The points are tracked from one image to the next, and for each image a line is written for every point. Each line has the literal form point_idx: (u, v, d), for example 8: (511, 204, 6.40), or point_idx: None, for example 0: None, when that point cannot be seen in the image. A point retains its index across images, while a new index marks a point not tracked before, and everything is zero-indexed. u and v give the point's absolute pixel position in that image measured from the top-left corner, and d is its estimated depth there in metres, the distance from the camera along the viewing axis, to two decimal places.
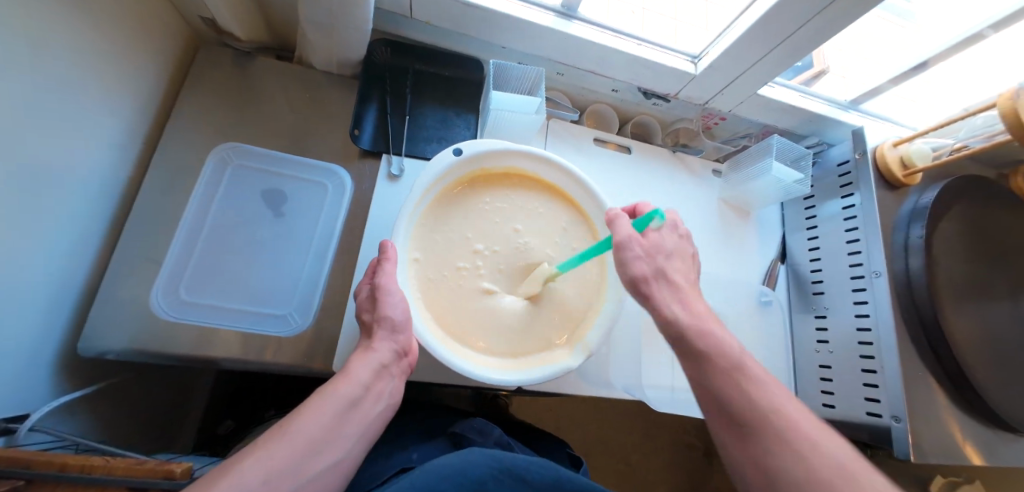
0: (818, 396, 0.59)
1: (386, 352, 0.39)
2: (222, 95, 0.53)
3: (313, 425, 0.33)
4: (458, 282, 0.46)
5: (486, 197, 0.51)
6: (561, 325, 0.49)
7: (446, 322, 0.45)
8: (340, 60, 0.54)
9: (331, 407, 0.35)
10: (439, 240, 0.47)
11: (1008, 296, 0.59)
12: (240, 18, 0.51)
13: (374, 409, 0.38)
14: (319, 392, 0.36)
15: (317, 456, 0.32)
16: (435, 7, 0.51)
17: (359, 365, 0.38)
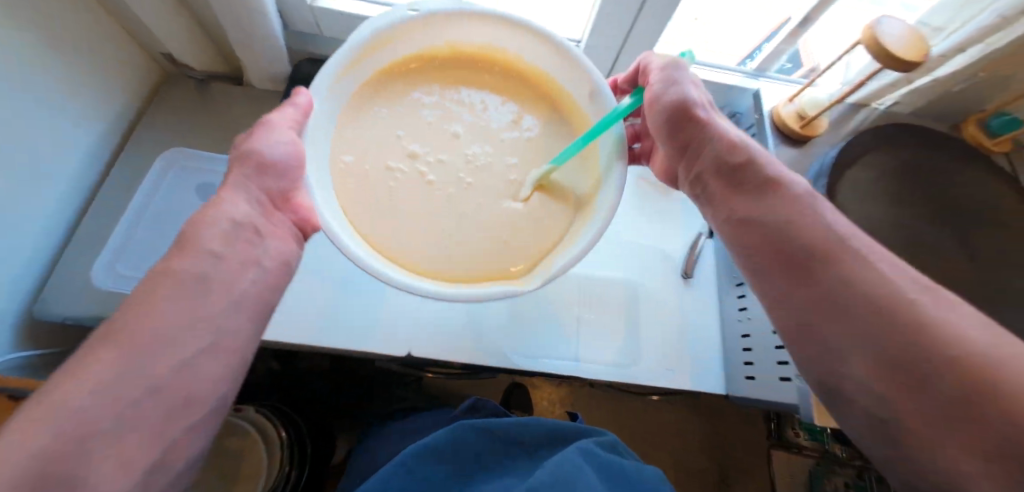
0: (743, 369, 0.55)
1: (242, 200, 0.35)
2: (182, 114, 0.66)
3: (168, 309, 0.27)
4: (380, 176, 0.46)
5: (420, 74, 0.51)
6: (512, 221, 0.48)
7: (360, 222, 0.45)
8: (272, 76, 0.66)
9: (184, 279, 0.29)
10: (362, 136, 0.47)
11: (955, 250, 0.54)
12: (196, 53, 0.64)
13: (250, 272, 0.33)
14: (178, 257, 0.30)
15: (184, 339, 0.27)
16: (337, 22, 0.61)
17: (208, 214, 0.33)
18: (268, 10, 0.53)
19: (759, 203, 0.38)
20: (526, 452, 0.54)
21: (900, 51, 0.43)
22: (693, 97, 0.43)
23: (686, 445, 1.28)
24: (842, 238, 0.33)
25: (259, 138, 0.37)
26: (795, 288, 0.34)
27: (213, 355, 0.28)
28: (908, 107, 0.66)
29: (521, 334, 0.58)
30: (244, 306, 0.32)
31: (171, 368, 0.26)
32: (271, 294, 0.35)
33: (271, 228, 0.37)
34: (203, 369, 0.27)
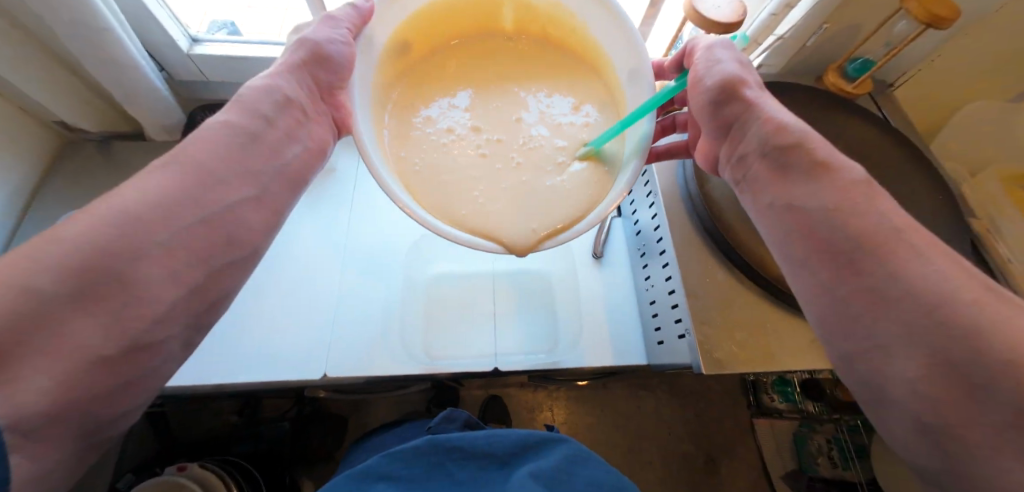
0: (655, 335, 0.57)
1: (296, 89, 0.42)
2: (91, 182, 0.68)
3: (222, 143, 0.36)
4: (426, 142, 0.46)
5: (437, 50, 0.53)
6: (523, 175, 0.44)
7: (414, 184, 0.43)
8: (167, 126, 0.67)
9: (237, 130, 0.37)
10: (404, 111, 0.48)
11: None
12: (94, 119, 0.66)
13: (295, 147, 0.41)
14: (238, 113, 0.38)
15: (230, 186, 0.35)
16: (220, 69, 0.64)
17: (256, 96, 0.40)
18: (141, 66, 0.55)
19: (778, 182, 0.37)
20: (487, 465, 0.51)
21: (718, 17, 0.48)
22: (731, 74, 0.41)
23: (674, 435, 1.15)
24: (894, 228, 0.30)
25: (321, 37, 0.42)
26: (845, 280, 0.31)
27: (251, 201, 0.36)
28: (773, 70, 0.68)
29: (433, 339, 0.60)
30: (281, 174, 0.40)
31: (211, 209, 0.33)
32: (304, 169, 0.42)
33: (308, 120, 0.43)
34: (240, 215, 0.35)
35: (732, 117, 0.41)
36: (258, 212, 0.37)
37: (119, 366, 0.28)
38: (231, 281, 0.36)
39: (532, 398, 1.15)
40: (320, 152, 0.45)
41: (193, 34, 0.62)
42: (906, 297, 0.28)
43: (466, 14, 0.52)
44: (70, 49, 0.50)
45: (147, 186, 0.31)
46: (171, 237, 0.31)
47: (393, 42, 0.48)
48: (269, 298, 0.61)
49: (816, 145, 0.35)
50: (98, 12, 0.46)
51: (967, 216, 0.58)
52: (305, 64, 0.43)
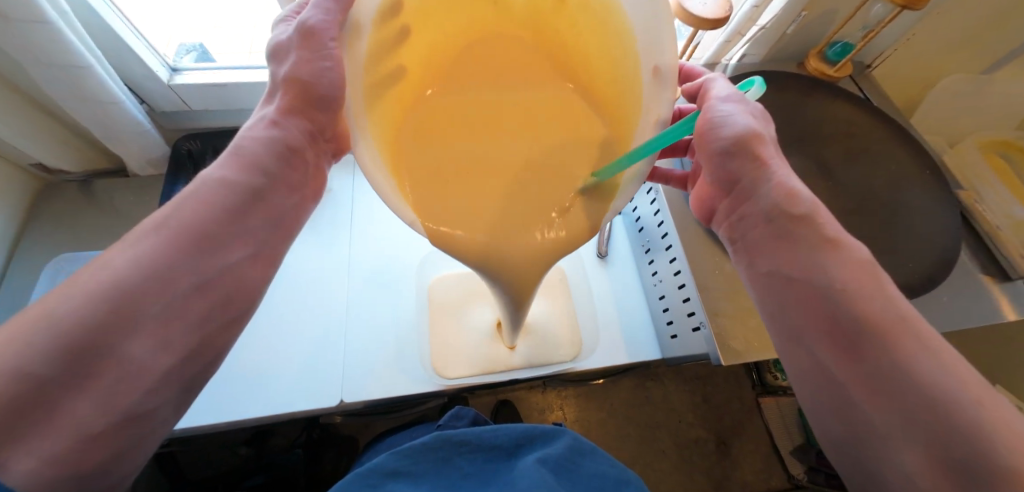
0: (667, 329, 0.58)
1: (295, 130, 0.41)
2: (77, 224, 0.65)
3: (217, 205, 0.35)
4: (428, 153, 0.44)
5: (441, 50, 0.51)
6: (526, 196, 0.42)
7: (416, 199, 0.40)
8: (150, 159, 0.65)
9: (237, 191, 0.37)
10: (404, 124, 0.46)
11: (823, 170, 0.58)
12: (74, 159, 0.64)
13: (289, 196, 0.42)
14: (234, 171, 0.37)
15: (229, 244, 0.35)
16: (205, 97, 0.62)
17: (257, 144, 0.39)
18: (121, 100, 0.53)
19: (782, 256, 0.38)
20: (496, 456, 0.51)
21: (707, 15, 0.49)
22: (745, 129, 0.40)
23: (684, 420, 1.17)
24: (899, 317, 0.30)
25: (309, 69, 0.38)
26: (844, 364, 0.31)
27: (247, 259, 0.37)
28: (757, 59, 0.69)
29: (442, 352, 0.58)
30: (278, 220, 0.40)
31: (209, 271, 0.33)
32: (300, 215, 0.43)
33: (303, 164, 0.43)
34: (239, 275, 0.36)
35: (744, 174, 0.41)
36: (258, 270, 0.38)
37: (122, 433, 0.27)
38: (225, 337, 0.35)
39: (542, 399, 1.16)
40: (315, 193, 0.46)
41: (172, 63, 0.60)
42: (908, 379, 0.28)
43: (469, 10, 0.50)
44: (48, 89, 0.48)
45: (141, 247, 0.30)
46: (165, 307, 0.30)
47: (402, 17, 0.44)
48: (274, 328, 0.60)
49: (825, 220, 0.36)
50: (75, 48, 0.44)
51: (954, 188, 0.60)
52: (291, 101, 0.40)
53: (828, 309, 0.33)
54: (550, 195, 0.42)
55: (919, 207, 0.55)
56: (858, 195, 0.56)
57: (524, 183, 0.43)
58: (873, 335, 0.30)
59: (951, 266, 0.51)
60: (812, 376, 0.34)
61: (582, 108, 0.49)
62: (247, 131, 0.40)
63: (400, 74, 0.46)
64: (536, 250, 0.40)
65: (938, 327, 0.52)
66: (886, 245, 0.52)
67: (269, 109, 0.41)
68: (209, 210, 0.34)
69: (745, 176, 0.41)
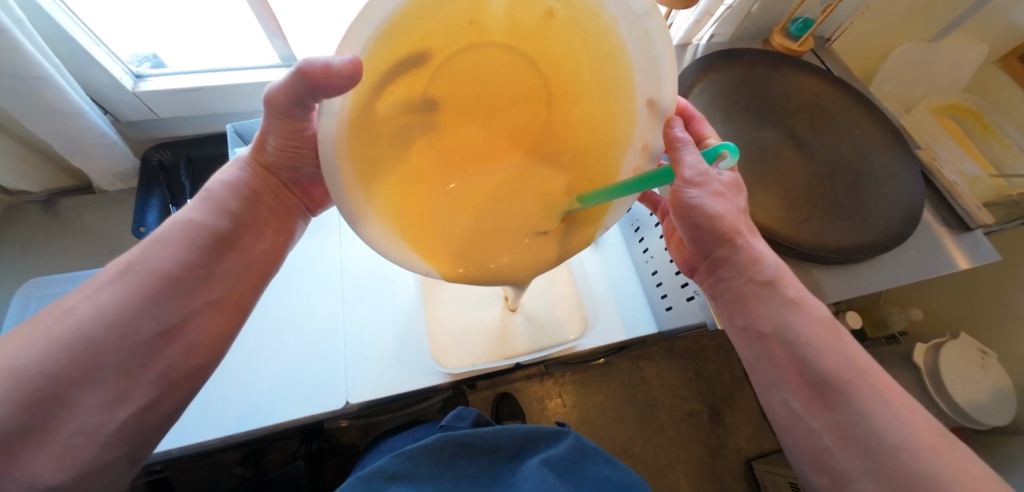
0: (661, 303, 0.60)
1: (253, 176, 0.40)
2: (44, 245, 0.62)
3: (189, 248, 0.35)
4: (435, 193, 0.41)
5: (428, 60, 0.34)
6: (508, 224, 0.43)
7: (439, 244, 0.41)
8: (117, 172, 0.62)
9: (203, 234, 0.37)
10: (409, 162, 0.39)
11: (796, 139, 0.60)
12: (34, 177, 0.59)
13: (260, 242, 0.41)
14: (202, 213, 0.37)
15: (195, 289, 0.35)
16: (173, 103, 0.59)
17: (223, 191, 0.39)
18: (86, 111, 0.51)
19: (751, 312, 0.41)
20: (497, 459, 0.51)
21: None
22: (717, 214, 0.39)
23: (679, 395, 1.20)
24: (860, 369, 0.35)
25: (290, 135, 0.37)
26: (818, 410, 0.36)
27: (208, 311, 0.36)
28: (726, 39, 0.72)
29: (441, 345, 0.58)
30: (244, 271, 0.39)
31: (173, 318, 0.34)
32: (271, 263, 0.42)
33: (275, 212, 0.43)
34: (204, 326, 0.36)
35: (713, 242, 0.42)
36: (219, 318, 0.37)
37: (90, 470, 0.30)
38: (195, 384, 0.36)
39: (542, 388, 1.17)
40: (285, 239, 0.44)
41: (134, 70, 0.57)
42: (874, 428, 0.32)
43: (446, 17, 0.32)
44: (3, 101, 0.46)
45: (109, 303, 0.31)
46: (128, 356, 0.31)
47: (374, 63, 0.30)
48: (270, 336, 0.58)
49: (788, 283, 0.40)
50: (36, 58, 0.42)
51: (913, 148, 0.64)
52: (263, 148, 0.39)
53: (802, 363, 0.37)
54: (528, 219, 0.43)
55: (884, 169, 0.58)
56: (830, 161, 0.59)
57: (527, 215, 0.43)
58: (841, 387, 0.35)
59: (915, 220, 0.54)
60: (787, 421, 0.38)
61: (602, 128, 0.43)
62: (220, 174, 0.41)
63: (398, 107, 0.36)
64: (511, 276, 0.44)
65: (906, 279, 0.56)
66: (856, 205, 0.55)
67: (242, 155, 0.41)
68: (180, 253, 0.35)
69: (714, 244, 0.42)
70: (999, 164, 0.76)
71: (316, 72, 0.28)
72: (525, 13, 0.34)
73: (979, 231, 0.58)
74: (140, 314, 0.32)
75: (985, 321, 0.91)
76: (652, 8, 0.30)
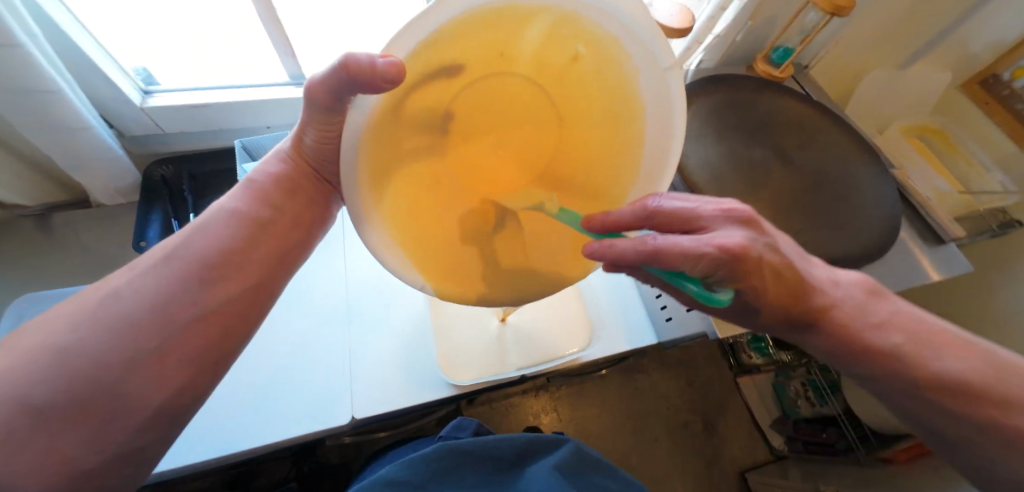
0: (660, 314, 0.62)
1: (291, 170, 0.43)
2: (36, 261, 0.61)
3: (226, 233, 0.37)
4: (440, 215, 0.42)
5: (460, 77, 0.36)
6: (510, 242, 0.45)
7: (441, 267, 0.41)
8: (117, 186, 0.61)
9: (243, 221, 0.38)
10: (419, 186, 0.40)
11: (784, 158, 0.64)
12: (30, 191, 0.58)
13: (300, 234, 0.43)
14: (247, 202, 0.40)
15: (231, 271, 0.36)
16: (180, 120, 0.60)
17: (268, 182, 0.42)
18: (92, 126, 0.51)
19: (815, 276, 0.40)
20: (496, 467, 0.51)
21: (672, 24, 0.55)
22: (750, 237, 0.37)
23: (673, 406, 1.22)
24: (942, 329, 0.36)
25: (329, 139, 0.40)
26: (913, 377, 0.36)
27: (246, 294, 0.36)
28: (712, 65, 0.76)
29: (448, 356, 0.58)
30: (281, 257, 0.40)
31: (210, 302, 0.34)
32: (301, 252, 0.43)
33: (314, 201, 0.44)
34: (240, 309, 0.36)
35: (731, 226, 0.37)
36: (251, 298, 0.37)
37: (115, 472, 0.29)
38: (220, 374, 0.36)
39: (538, 403, 1.17)
40: (323, 228, 0.46)
41: (143, 85, 0.58)
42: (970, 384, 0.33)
43: (483, 47, 0.35)
44: (10, 116, 0.46)
45: (127, 313, 0.30)
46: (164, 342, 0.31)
47: (410, 72, 0.32)
48: (271, 350, 0.57)
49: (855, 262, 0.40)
50: (47, 71, 0.42)
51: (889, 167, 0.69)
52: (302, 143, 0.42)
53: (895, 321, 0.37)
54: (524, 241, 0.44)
55: (865, 185, 0.62)
56: (816, 178, 0.63)
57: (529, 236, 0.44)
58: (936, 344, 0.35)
59: (895, 233, 0.58)
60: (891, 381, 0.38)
61: (605, 159, 0.44)
62: (264, 163, 0.43)
63: (423, 123, 0.37)
64: (502, 300, 0.42)
65: (888, 289, 0.59)
66: (841, 219, 0.59)
67: (284, 146, 0.43)
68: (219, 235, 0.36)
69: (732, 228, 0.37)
70: (966, 182, 0.82)
71: (356, 66, 0.30)
72: (556, 52, 0.38)
73: (952, 243, 0.63)
74: (175, 300, 0.32)
75: (962, 328, 0.96)
76: (676, 65, 0.35)
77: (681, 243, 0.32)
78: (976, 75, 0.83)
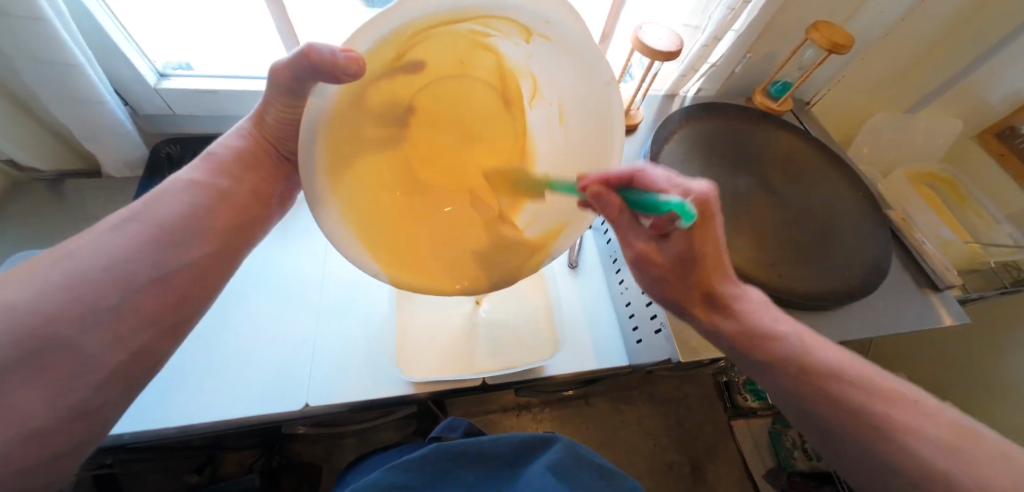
0: (632, 334, 0.60)
1: (245, 145, 0.44)
2: (39, 219, 0.65)
3: (189, 199, 0.39)
4: (392, 202, 0.42)
5: (420, 73, 0.38)
6: (465, 236, 0.45)
7: (392, 252, 0.40)
8: (125, 160, 0.66)
9: (205, 187, 0.40)
10: (376, 174, 0.40)
11: (771, 189, 0.63)
12: (44, 155, 0.63)
13: (259, 210, 0.44)
14: (203, 173, 0.41)
15: (192, 240, 0.37)
16: (190, 103, 0.65)
17: (226, 154, 0.43)
18: (107, 101, 0.55)
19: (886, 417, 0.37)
20: (493, 467, 0.49)
21: (659, 48, 0.56)
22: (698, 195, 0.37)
23: (660, 444, 1.16)
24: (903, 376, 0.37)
25: (281, 120, 0.42)
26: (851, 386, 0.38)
27: (205, 261, 0.38)
28: (710, 94, 0.77)
29: (407, 352, 0.58)
30: (244, 225, 0.42)
31: (169, 265, 0.36)
32: (256, 230, 0.44)
33: (276, 175, 0.46)
34: (198, 274, 0.38)
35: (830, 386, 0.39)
36: (209, 266, 0.39)
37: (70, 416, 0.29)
38: (172, 335, 0.36)
39: (519, 423, 1.13)
40: (280, 206, 0.48)
41: (160, 69, 0.64)
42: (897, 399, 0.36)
43: (449, 49, 0.38)
44: (35, 87, 0.50)
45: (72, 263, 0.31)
46: (123, 298, 0.33)
47: (374, 69, 0.33)
48: (240, 330, 0.58)
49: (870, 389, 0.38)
50: (70, 49, 0.47)
51: (884, 208, 0.67)
52: (258, 126, 0.44)
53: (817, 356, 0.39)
54: (479, 240, 0.45)
55: (854, 224, 0.61)
56: (801, 210, 0.62)
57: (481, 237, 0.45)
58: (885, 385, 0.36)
59: (880, 274, 0.56)
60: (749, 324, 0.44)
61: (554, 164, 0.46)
62: (225, 139, 0.45)
63: (382, 113, 0.39)
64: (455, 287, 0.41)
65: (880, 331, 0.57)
66: (821, 255, 0.57)
67: (245, 123, 0.44)
68: (185, 205, 0.38)
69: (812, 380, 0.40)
70: (975, 233, 0.78)
71: (319, 58, 0.31)
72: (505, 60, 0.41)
73: (948, 291, 0.60)
74: (138, 259, 0.34)
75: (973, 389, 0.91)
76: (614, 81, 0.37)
77: (665, 178, 0.38)
78: (992, 126, 0.81)
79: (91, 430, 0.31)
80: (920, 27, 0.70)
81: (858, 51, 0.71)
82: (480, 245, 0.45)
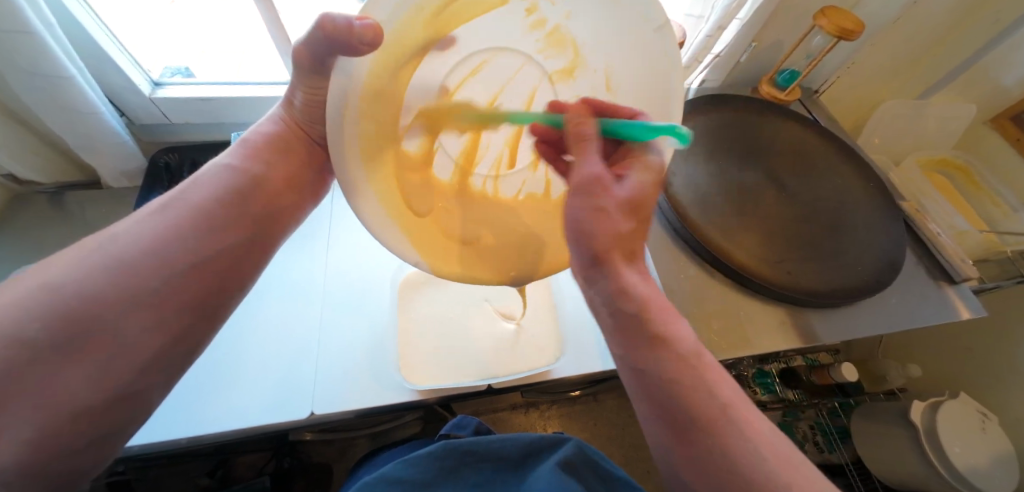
0: None
1: (275, 132, 0.43)
2: (41, 231, 0.65)
3: (224, 186, 0.38)
4: (426, 195, 0.40)
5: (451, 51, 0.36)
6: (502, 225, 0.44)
7: (432, 243, 0.39)
8: (124, 170, 0.65)
9: (240, 173, 0.39)
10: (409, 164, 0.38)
11: (780, 183, 0.61)
12: (44, 168, 0.63)
13: (291, 200, 0.42)
14: (240, 158, 0.40)
15: (224, 227, 0.36)
16: (187, 111, 0.65)
17: (260, 140, 0.42)
18: (101, 112, 0.54)
19: (709, 439, 0.29)
20: (501, 466, 0.48)
21: None
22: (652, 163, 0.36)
23: None
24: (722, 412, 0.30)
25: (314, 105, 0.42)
26: (679, 449, 0.30)
27: (241, 247, 0.37)
28: (716, 85, 0.75)
29: (411, 359, 0.57)
30: (274, 213, 0.40)
31: (208, 252, 0.35)
32: (288, 223, 0.42)
33: (307, 162, 0.44)
34: (235, 261, 0.37)
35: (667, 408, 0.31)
36: (242, 256, 0.37)
37: (100, 418, 0.29)
38: (206, 331, 0.36)
39: (526, 420, 1.13)
40: (315, 194, 0.46)
41: (156, 78, 0.64)
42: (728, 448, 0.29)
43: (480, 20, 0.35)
44: (29, 100, 0.49)
45: None
46: (163, 284, 0.32)
47: (398, 50, 0.31)
48: (244, 337, 0.58)
49: (726, 432, 0.29)
50: (59, 60, 0.46)
51: (897, 199, 0.65)
52: (290, 112, 0.44)
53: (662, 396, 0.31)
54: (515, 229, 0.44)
55: (865, 216, 0.59)
56: (812, 204, 0.60)
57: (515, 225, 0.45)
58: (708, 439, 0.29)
59: (895, 270, 0.55)
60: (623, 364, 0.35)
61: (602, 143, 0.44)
62: (258, 125, 0.44)
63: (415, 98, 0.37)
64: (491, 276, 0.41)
65: (894, 325, 0.55)
66: (831, 249, 0.56)
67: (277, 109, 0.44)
68: (219, 191, 0.37)
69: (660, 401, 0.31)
70: (990, 222, 0.76)
71: (338, 33, 0.29)
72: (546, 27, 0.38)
73: (965, 285, 0.58)
74: (172, 248, 0.33)
75: (988, 377, 0.90)
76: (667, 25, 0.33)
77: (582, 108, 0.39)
78: (1005, 110, 0.79)
79: (123, 431, 0.31)
80: (933, 11, 0.68)
81: (868, 37, 0.69)
82: (518, 234, 0.44)
